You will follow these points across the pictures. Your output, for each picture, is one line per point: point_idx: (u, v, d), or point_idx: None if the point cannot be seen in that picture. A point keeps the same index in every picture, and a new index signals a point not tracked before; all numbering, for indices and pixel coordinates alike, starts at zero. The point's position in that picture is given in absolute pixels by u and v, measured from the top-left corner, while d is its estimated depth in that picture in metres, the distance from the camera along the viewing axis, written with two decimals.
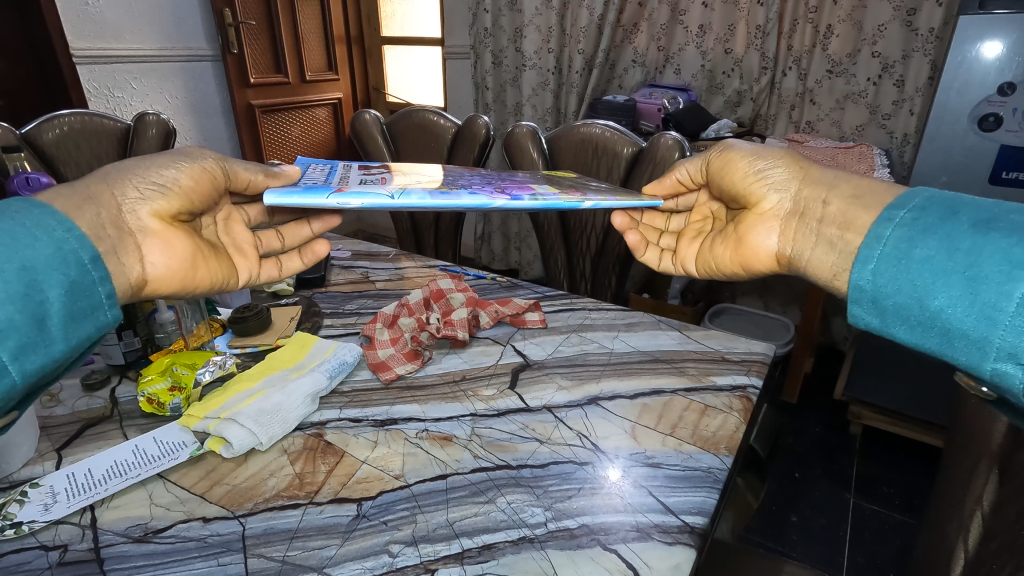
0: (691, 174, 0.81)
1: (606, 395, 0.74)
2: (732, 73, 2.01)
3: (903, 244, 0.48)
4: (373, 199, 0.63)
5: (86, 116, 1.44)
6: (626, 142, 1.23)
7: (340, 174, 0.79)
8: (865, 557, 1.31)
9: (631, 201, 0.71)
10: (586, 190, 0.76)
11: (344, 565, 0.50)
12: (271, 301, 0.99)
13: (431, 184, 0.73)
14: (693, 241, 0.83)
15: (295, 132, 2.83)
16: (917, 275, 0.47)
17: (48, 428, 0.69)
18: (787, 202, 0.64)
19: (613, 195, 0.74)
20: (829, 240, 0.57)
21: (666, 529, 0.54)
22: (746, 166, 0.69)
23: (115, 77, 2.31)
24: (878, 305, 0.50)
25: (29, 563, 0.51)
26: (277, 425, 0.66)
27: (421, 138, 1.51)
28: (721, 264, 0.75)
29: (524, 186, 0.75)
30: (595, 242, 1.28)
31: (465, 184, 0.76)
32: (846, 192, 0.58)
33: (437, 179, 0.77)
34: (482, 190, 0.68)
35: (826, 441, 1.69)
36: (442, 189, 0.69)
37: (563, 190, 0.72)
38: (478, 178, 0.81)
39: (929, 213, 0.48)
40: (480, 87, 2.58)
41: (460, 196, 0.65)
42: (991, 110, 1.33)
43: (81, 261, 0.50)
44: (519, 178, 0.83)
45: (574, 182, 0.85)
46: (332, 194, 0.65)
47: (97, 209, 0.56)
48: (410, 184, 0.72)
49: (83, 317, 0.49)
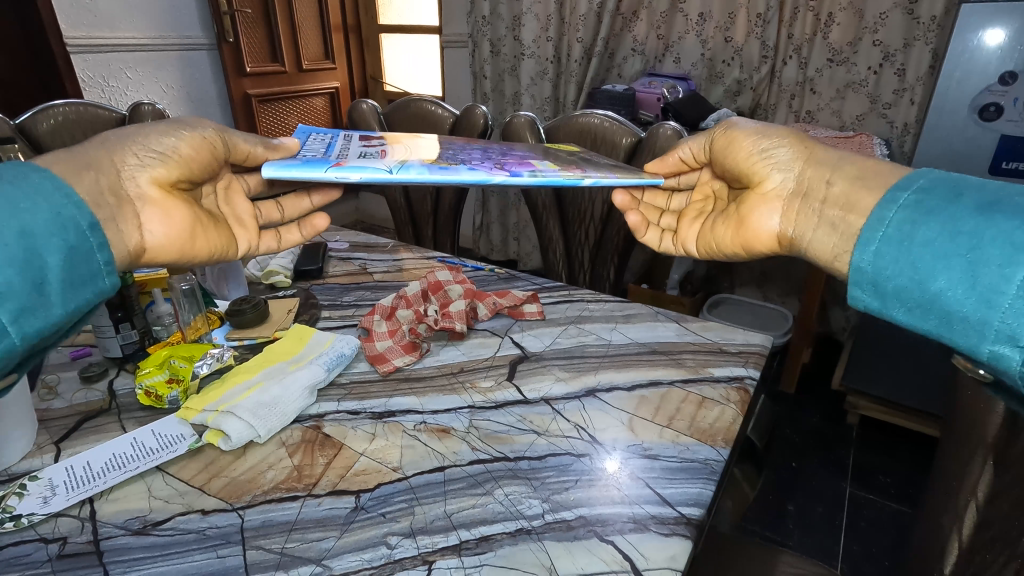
0: (695, 152, 0.80)
1: (603, 386, 0.74)
2: (732, 62, 1.99)
3: (905, 226, 0.48)
4: (372, 173, 0.62)
5: (81, 106, 1.43)
6: (625, 131, 1.23)
7: (340, 146, 0.78)
8: (861, 547, 1.32)
9: (632, 179, 0.70)
10: (587, 167, 0.75)
11: (344, 556, 0.51)
12: (269, 293, 0.98)
13: (426, 156, 0.72)
14: (697, 220, 0.82)
15: (292, 122, 2.82)
16: (918, 256, 0.47)
17: (47, 421, 0.69)
18: (791, 181, 0.64)
19: (614, 171, 0.73)
20: (831, 222, 0.57)
21: (663, 520, 0.55)
22: (751, 145, 0.68)
23: (110, 67, 2.29)
24: (878, 287, 0.49)
25: (29, 555, 0.51)
26: (278, 414, 0.67)
27: (419, 127, 1.50)
28: (721, 241, 0.75)
29: (522, 161, 0.75)
30: (593, 233, 1.28)
31: (462, 156, 0.75)
32: (850, 172, 0.57)
33: (432, 151, 0.77)
34: (482, 166, 0.68)
35: (824, 431, 1.69)
36: (440, 162, 0.68)
37: (564, 168, 0.72)
38: (476, 150, 0.80)
39: (933, 194, 0.48)
40: (478, 77, 2.56)
41: (459, 171, 0.64)
42: (992, 100, 1.31)
43: (80, 228, 0.49)
44: (518, 151, 0.84)
45: (577, 158, 0.84)
46: (331, 167, 0.64)
47: (97, 177, 0.55)
48: (404, 156, 0.71)
49: (80, 283, 0.49)
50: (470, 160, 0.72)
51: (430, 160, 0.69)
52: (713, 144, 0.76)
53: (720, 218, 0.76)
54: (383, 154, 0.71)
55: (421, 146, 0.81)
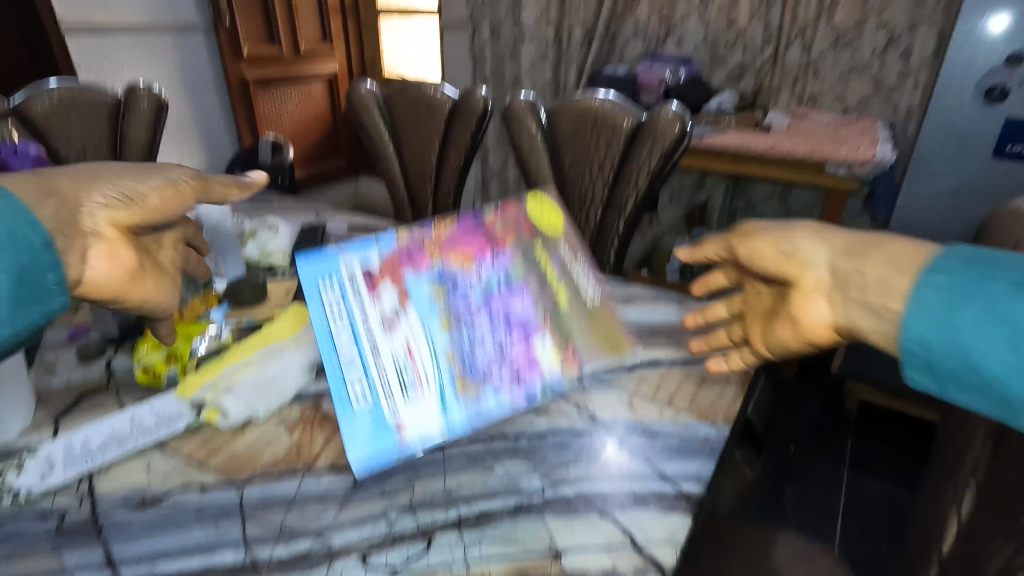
0: (717, 254, 0.59)
1: (603, 366, 0.74)
2: (735, 45, 1.97)
3: (941, 305, 0.38)
4: (440, 435, 0.59)
5: (76, 88, 1.41)
6: (626, 114, 1.21)
7: (327, 299, 0.59)
8: (858, 530, 1.33)
9: (613, 339, 0.67)
10: (568, 310, 0.66)
11: (344, 530, 0.51)
12: (267, 274, 0.98)
13: (437, 328, 0.61)
14: (752, 315, 0.57)
15: (290, 106, 2.79)
16: (963, 339, 0.37)
17: (45, 398, 0.68)
18: (834, 271, 0.46)
19: (593, 323, 0.67)
20: (873, 310, 0.43)
21: (662, 497, 0.55)
22: (768, 241, 0.52)
23: (105, 49, 2.27)
24: (931, 370, 0.39)
25: (29, 529, 0.51)
26: (277, 393, 0.67)
27: (417, 111, 1.48)
28: (790, 340, 0.51)
29: (516, 282, 0.65)
30: (594, 217, 1.26)
31: (461, 297, 0.63)
32: (878, 254, 0.44)
33: (424, 282, 0.62)
34: (498, 374, 0.62)
35: (824, 416, 1.69)
36: (467, 368, 0.61)
37: (550, 330, 0.65)
38: (458, 234, 0.64)
39: (964, 271, 0.39)
40: (478, 61, 2.52)
41: (495, 401, 0.61)
42: (998, 82, 1.30)
43: (32, 246, 0.45)
44: (512, 213, 0.67)
45: (565, 257, 0.68)
46: (400, 448, 0.58)
47: (55, 208, 0.49)
48: (418, 338, 0.61)
49: (28, 300, 0.45)
50: (484, 330, 0.63)
51: (451, 356, 0.61)
52: (734, 248, 0.56)
53: (773, 316, 0.53)
54: (394, 342, 0.60)
55: (405, 241, 0.62)
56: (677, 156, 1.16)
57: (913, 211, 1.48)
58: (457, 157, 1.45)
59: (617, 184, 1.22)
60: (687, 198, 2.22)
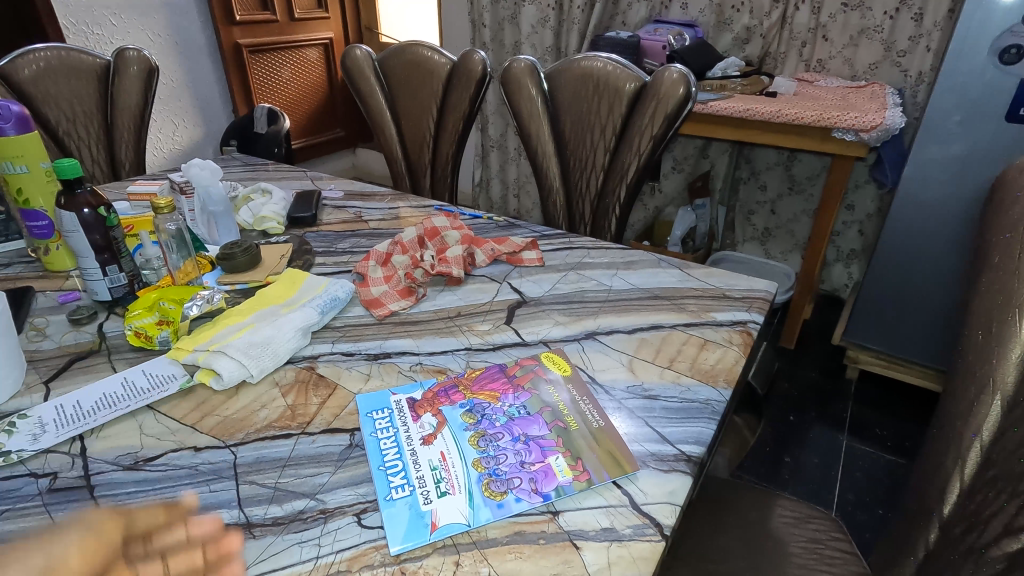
0: None
1: (603, 330, 0.73)
2: (742, 7, 1.91)
3: None
4: (469, 524, 0.47)
5: (64, 51, 1.37)
6: (629, 76, 1.17)
7: (385, 417, 0.58)
8: (855, 495, 1.34)
9: (619, 457, 0.53)
10: (572, 428, 0.56)
11: (337, 490, 0.50)
12: (262, 239, 0.96)
13: (467, 444, 0.54)
14: None
15: (285, 74, 2.73)
16: None
17: (35, 361, 0.67)
18: None
19: (601, 440, 0.55)
20: None
21: (662, 457, 0.54)
22: None
23: (93, 12, 2.18)
24: None
25: (20, 489, 0.51)
26: (270, 354, 0.65)
27: (413, 75, 1.44)
28: None
29: (530, 414, 0.58)
30: (596, 182, 1.23)
31: (491, 420, 0.57)
32: None
33: (457, 410, 0.58)
34: (517, 475, 0.51)
35: (824, 386, 1.69)
36: (495, 474, 0.51)
37: (557, 447, 0.54)
38: (483, 378, 0.63)
39: None
40: (477, 25, 2.46)
41: (516, 501, 0.49)
42: (1014, 41, 1.23)
43: None
44: (529, 364, 0.66)
45: (574, 378, 0.64)
46: (437, 530, 0.46)
47: None
48: (452, 449, 0.54)
49: None
50: (505, 447, 0.54)
51: (481, 464, 0.52)
52: None
53: None
54: (427, 451, 0.53)
55: (442, 384, 0.62)
56: (679, 122, 1.12)
57: (920, 180, 1.44)
58: (456, 122, 1.42)
59: (619, 149, 1.19)
60: (690, 167, 2.18)
